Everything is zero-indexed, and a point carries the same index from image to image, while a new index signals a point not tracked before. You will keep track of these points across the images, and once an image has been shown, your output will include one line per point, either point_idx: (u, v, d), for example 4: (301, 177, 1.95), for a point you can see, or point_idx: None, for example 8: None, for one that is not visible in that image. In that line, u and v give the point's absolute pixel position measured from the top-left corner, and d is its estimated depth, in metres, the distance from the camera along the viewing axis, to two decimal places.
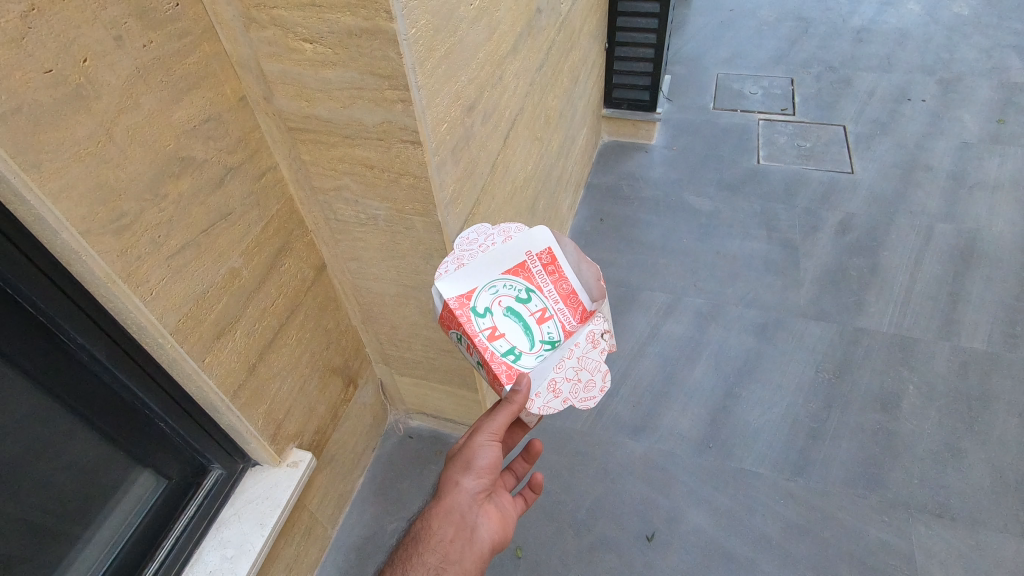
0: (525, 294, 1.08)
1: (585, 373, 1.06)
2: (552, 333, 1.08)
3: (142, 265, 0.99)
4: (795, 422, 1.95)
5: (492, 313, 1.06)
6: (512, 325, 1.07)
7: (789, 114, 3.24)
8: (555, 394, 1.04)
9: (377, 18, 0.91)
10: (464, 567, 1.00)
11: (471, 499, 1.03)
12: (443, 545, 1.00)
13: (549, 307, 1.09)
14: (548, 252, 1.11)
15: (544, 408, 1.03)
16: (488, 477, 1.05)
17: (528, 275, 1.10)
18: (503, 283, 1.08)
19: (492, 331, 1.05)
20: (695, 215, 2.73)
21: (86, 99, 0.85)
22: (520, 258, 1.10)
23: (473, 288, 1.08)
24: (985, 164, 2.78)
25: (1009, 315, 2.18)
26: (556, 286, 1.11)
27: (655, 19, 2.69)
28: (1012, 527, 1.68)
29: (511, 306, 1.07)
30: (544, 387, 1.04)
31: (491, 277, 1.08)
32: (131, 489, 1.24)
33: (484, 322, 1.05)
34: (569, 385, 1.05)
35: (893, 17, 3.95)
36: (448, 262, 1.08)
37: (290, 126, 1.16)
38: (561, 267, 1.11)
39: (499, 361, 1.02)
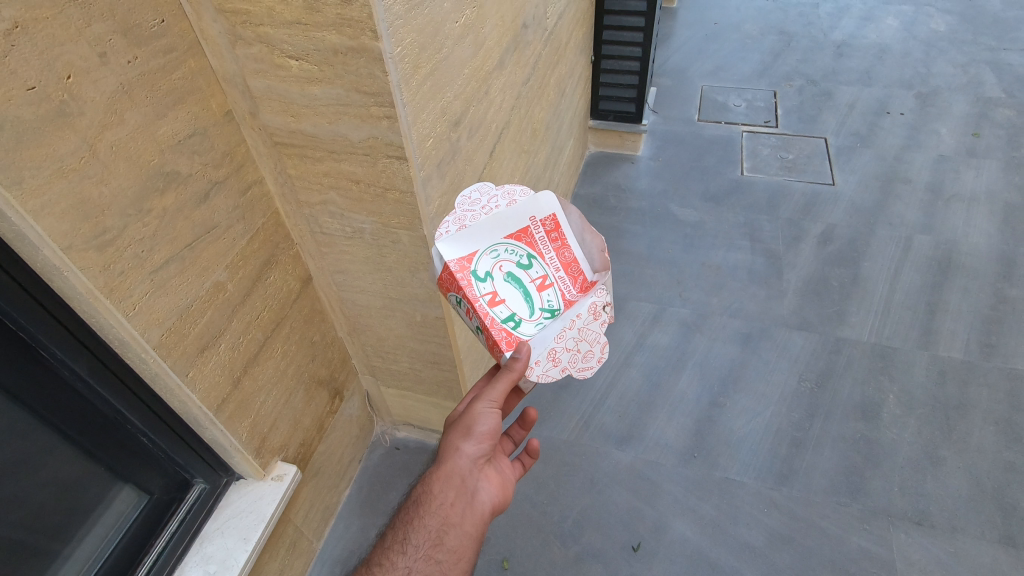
0: (528, 261, 1.02)
1: (585, 343, 1.02)
2: (552, 302, 1.02)
3: (126, 280, 0.98)
4: (779, 431, 1.98)
5: (492, 278, 0.99)
6: (513, 292, 1.00)
7: (773, 126, 3.30)
8: (554, 363, 1.00)
9: (362, 37, 0.92)
10: (465, 530, 1.00)
11: (472, 464, 1.03)
12: (444, 509, 1.00)
13: (551, 275, 1.03)
14: (553, 218, 1.03)
15: (542, 376, 0.99)
16: (488, 442, 1.04)
17: (531, 241, 1.02)
18: (506, 249, 1.01)
19: (492, 297, 0.99)
20: (680, 225, 2.77)
21: (70, 116, 0.85)
22: (523, 222, 1.02)
23: (475, 251, 1.00)
24: (961, 177, 2.85)
25: (985, 324, 2.23)
26: (558, 253, 1.04)
27: (640, 33, 2.73)
28: (989, 534, 1.71)
29: (512, 272, 1.01)
30: (543, 355, 1.00)
31: (492, 241, 1.00)
32: (112, 505, 1.23)
33: (484, 287, 0.98)
34: (568, 354, 1.01)
35: (872, 32, 4.04)
36: (449, 222, 0.99)
37: (276, 141, 1.17)
38: (564, 236, 1.04)
39: (500, 328, 0.97)
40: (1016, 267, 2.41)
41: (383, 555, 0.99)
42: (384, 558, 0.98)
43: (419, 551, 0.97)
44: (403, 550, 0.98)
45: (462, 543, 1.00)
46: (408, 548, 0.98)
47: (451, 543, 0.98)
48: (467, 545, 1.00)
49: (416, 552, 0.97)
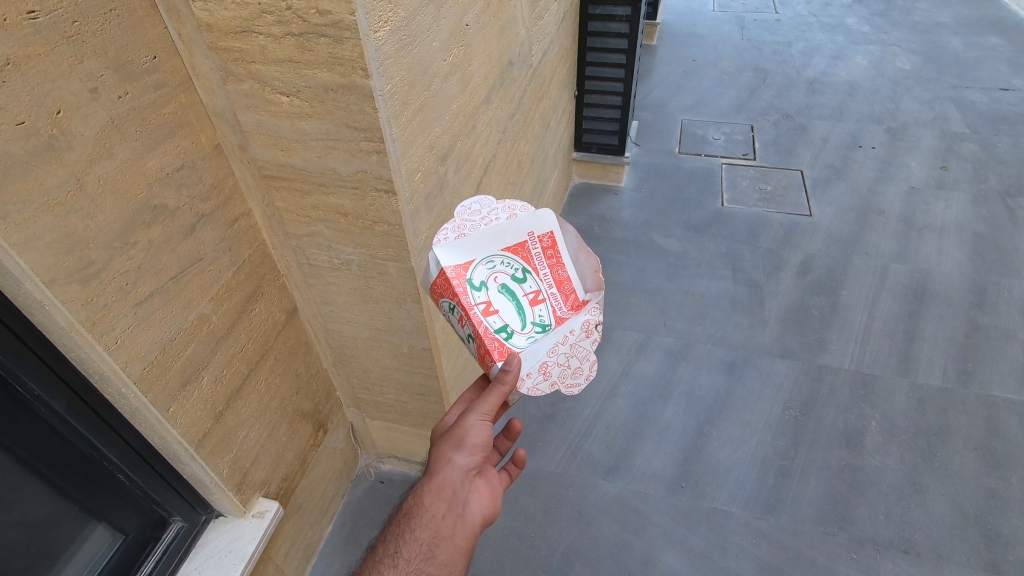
0: (523, 275, 1.00)
1: (575, 360, 1.00)
2: (544, 317, 1.00)
3: (108, 313, 0.97)
4: (765, 460, 1.98)
5: (487, 288, 0.98)
6: (506, 303, 0.99)
7: (750, 159, 3.40)
8: (544, 376, 0.98)
9: (353, 75, 0.94)
10: (456, 543, 0.97)
11: (463, 475, 1.00)
12: (435, 522, 0.96)
13: (544, 290, 1.01)
14: (551, 235, 1.01)
15: (532, 390, 0.97)
16: (480, 453, 1.02)
17: (527, 255, 1.01)
18: (502, 261, 0.99)
19: (486, 307, 0.97)
20: (663, 255, 2.81)
21: (58, 149, 0.85)
22: (522, 235, 1.00)
23: (471, 260, 0.98)
24: (932, 208, 2.95)
25: (960, 352, 2.28)
26: (553, 270, 1.02)
27: (622, 69, 2.82)
28: (973, 561, 1.72)
29: (506, 285, 0.99)
30: (535, 368, 0.98)
31: (489, 252, 0.99)
32: (84, 546, 1.18)
33: (479, 297, 0.97)
34: (559, 369, 0.99)
35: (842, 70, 4.22)
36: (447, 229, 0.99)
37: (264, 174, 1.18)
38: (560, 253, 1.02)
39: (492, 337, 0.96)
40: (987, 296, 2.49)
41: (371, 568, 0.93)
42: (372, 572, 0.93)
43: (410, 565, 0.93)
44: (393, 565, 0.93)
45: (454, 557, 0.96)
46: (398, 562, 0.93)
47: (442, 556, 0.95)
48: (458, 558, 0.96)
49: (406, 566, 0.93)
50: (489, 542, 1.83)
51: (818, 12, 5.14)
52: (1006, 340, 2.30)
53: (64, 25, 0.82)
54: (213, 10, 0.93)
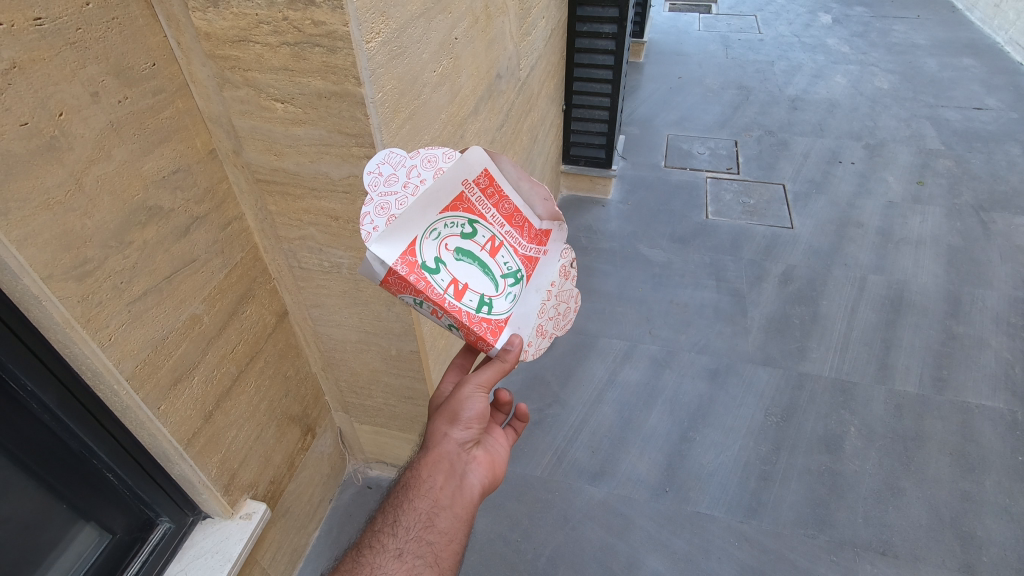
0: (472, 229, 0.87)
1: (564, 305, 0.98)
2: (510, 264, 0.91)
3: (103, 311, 0.99)
4: (747, 465, 2.02)
5: (445, 264, 0.85)
6: (471, 271, 0.88)
7: (734, 173, 3.48)
8: (541, 335, 0.96)
9: (345, 83, 0.99)
10: (455, 512, 1.00)
11: (460, 448, 1.03)
12: (434, 492, 0.99)
13: (497, 235, 0.90)
14: (486, 173, 0.86)
15: (535, 355, 0.96)
16: (476, 426, 1.05)
17: (468, 206, 0.86)
18: (445, 225, 0.84)
19: (456, 289, 0.86)
20: (649, 265, 2.87)
21: (59, 150, 0.88)
22: (455, 190, 0.84)
23: (413, 240, 0.82)
24: (909, 222, 3.03)
25: (936, 360, 2.34)
26: (497, 207, 0.90)
27: (609, 84, 2.89)
28: (949, 562, 1.76)
29: (459, 248, 0.87)
30: (531, 334, 0.95)
31: (428, 222, 0.83)
32: (71, 546, 1.18)
33: (442, 281, 0.84)
34: (552, 322, 0.97)
35: (822, 88, 4.35)
36: (372, 216, 0.78)
37: (258, 178, 1.21)
38: (500, 186, 0.89)
39: (477, 321, 0.88)
40: (961, 306, 2.56)
41: (372, 537, 0.98)
42: (374, 540, 0.97)
43: (410, 533, 0.97)
44: (393, 532, 0.97)
45: (453, 525, 0.99)
46: (399, 530, 0.97)
47: (442, 524, 0.98)
48: (457, 527, 1.00)
49: (406, 534, 0.97)
50: (475, 547, 1.85)
51: (799, 33, 5.30)
52: (980, 349, 2.37)
53: (67, 31, 0.85)
54: (212, 19, 0.97)
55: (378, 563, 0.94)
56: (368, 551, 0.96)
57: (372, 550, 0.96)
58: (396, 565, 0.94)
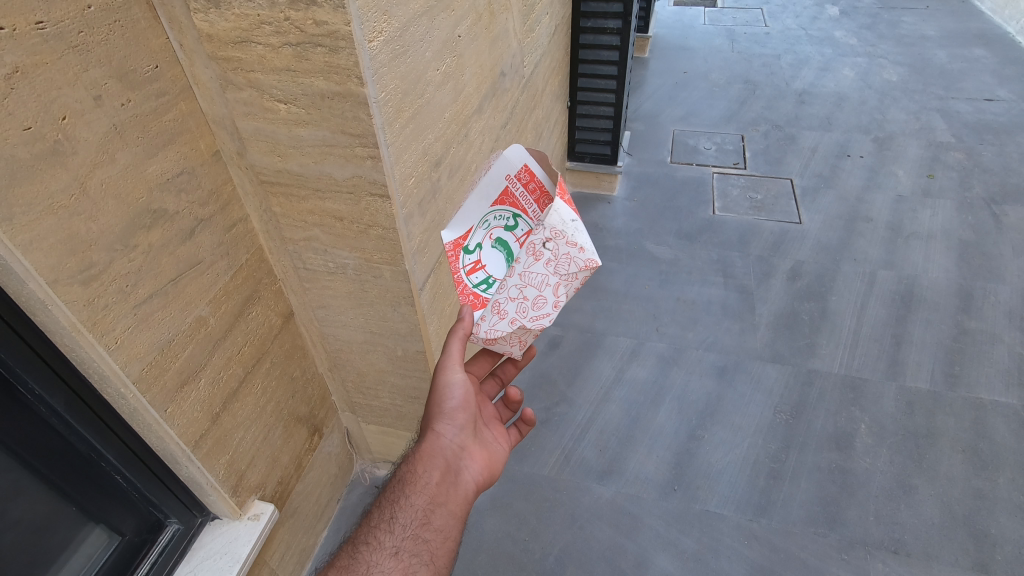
0: (513, 222, 1.06)
1: (531, 290, 1.03)
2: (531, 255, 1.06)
3: (109, 315, 0.99)
4: (756, 463, 2.01)
5: (480, 248, 1.07)
6: (497, 255, 1.08)
7: (741, 168, 3.45)
8: (502, 316, 1.05)
9: (349, 83, 0.98)
10: (450, 509, 1.03)
11: (451, 442, 1.08)
12: (430, 487, 1.03)
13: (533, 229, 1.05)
14: (526, 169, 1.02)
15: (489, 330, 1.05)
16: (462, 416, 1.11)
17: (512, 201, 1.05)
18: (493, 217, 1.06)
19: (474, 266, 1.07)
20: (655, 262, 2.85)
21: (63, 154, 0.88)
22: (499, 183, 1.03)
23: (470, 228, 1.06)
24: (919, 216, 3.00)
25: (947, 355, 2.31)
26: (539, 204, 1.05)
27: (614, 80, 2.87)
28: (962, 561, 1.74)
29: (499, 237, 1.07)
30: (490, 310, 1.06)
31: (481, 212, 1.06)
32: (80, 548, 1.19)
33: (469, 258, 1.07)
34: (515, 305, 1.04)
35: (830, 82, 4.31)
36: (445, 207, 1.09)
37: (262, 180, 1.21)
38: (541, 184, 1.03)
39: (468, 291, 1.07)
40: (973, 301, 2.53)
41: (369, 534, 0.98)
42: (371, 536, 0.98)
43: (407, 530, 0.98)
44: (390, 529, 0.98)
45: (448, 522, 1.02)
46: (396, 527, 0.98)
47: (438, 520, 1.01)
48: (452, 524, 1.02)
49: (403, 531, 0.98)
50: (483, 546, 1.85)
51: (806, 26, 5.25)
52: (993, 344, 2.34)
53: (70, 35, 0.85)
54: (214, 21, 0.96)
55: (374, 561, 0.94)
56: (365, 547, 0.96)
57: (369, 546, 0.96)
58: (393, 563, 0.94)
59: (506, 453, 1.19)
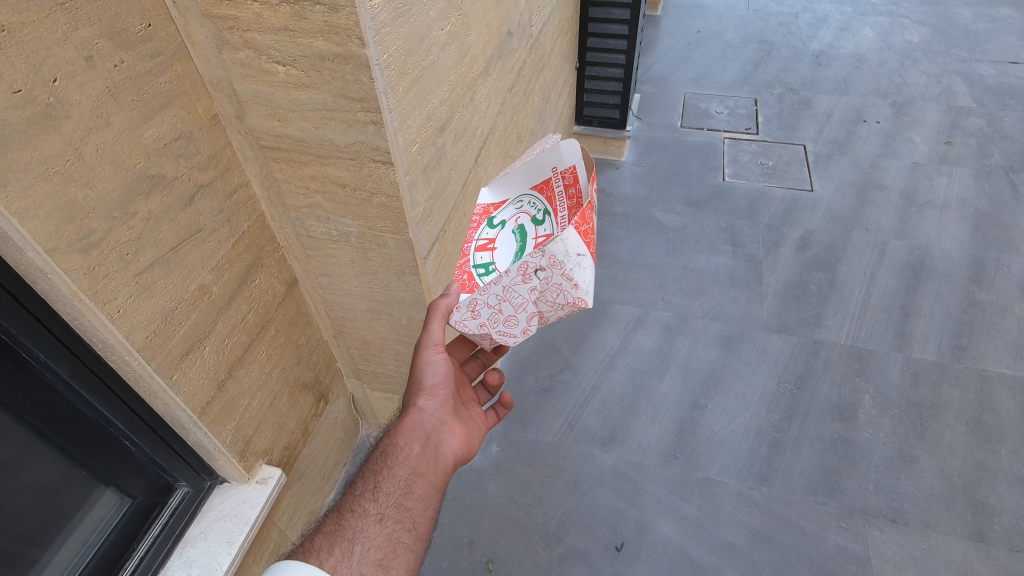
0: (542, 217, 1.08)
1: (506, 305, 1.00)
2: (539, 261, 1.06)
3: (110, 283, 0.98)
4: (758, 432, 2.02)
5: (501, 227, 1.09)
6: (511, 242, 1.09)
7: (753, 133, 3.37)
8: (474, 316, 1.03)
9: (349, 44, 0.94)
10: (431, 479, 1.08)
11: (431, 416, 1.12)
12: (411, 459, 1.07)
13: (552, 234, 1.06)
14: (573, 171, 1.02)
15: (461, 322, 1.04)
16: (440, 392, 1.14)
17: (549, 194, 1.07)
18: (527, 202, 1.08)
19: (487, 243, 1.09)
20: (663, 230, 2.81)
21: (56, 119, 0.85)
22: (546, 171, 1.05)
23: (504, 199, 1.09)
24: (935, 184, 2.93)
25: (956, 327, 2.29)
26: (569, 211, 1.06)
27: (624, 40, 2.76)
28: (959, 530, 1.76)
29: (523, 226, 1.09)
30: (465, 306, 1.03)
31: (519, 192, 1.08)
32: (92, 511, 1.21)
33: (487, 233, 1.10)
34: (488, 312, 1.02)
35: (849, 42, 4.15)
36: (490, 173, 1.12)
37: (262, 145, 1.18)
38: (580, 192, 1.04)
39: (465, 270, 1.10)
40: (986, 272, 2.49)
41: (354, 502, 1.03)
42: (355, 505, 1.03)
43: (390, 499, 1.03)
44: (374, 498, 1.03)
45: (428, 492, 1.07)
46: (379, 496, 1.03)
47: (419, 491, 1.05)
48: (432, 494, 1.07)
49: (386, 500, 1.02)
50: (487, 510, 1.88)
51: None
52: (1003, 316, 2.32)
53: None
54: None
55: (360, 526, 0.99)
56: (350, 514, 1.01)
57: (354, 513, 1.01)
58: (377, 529, 0.99)
59: (486, 433, 1.24)
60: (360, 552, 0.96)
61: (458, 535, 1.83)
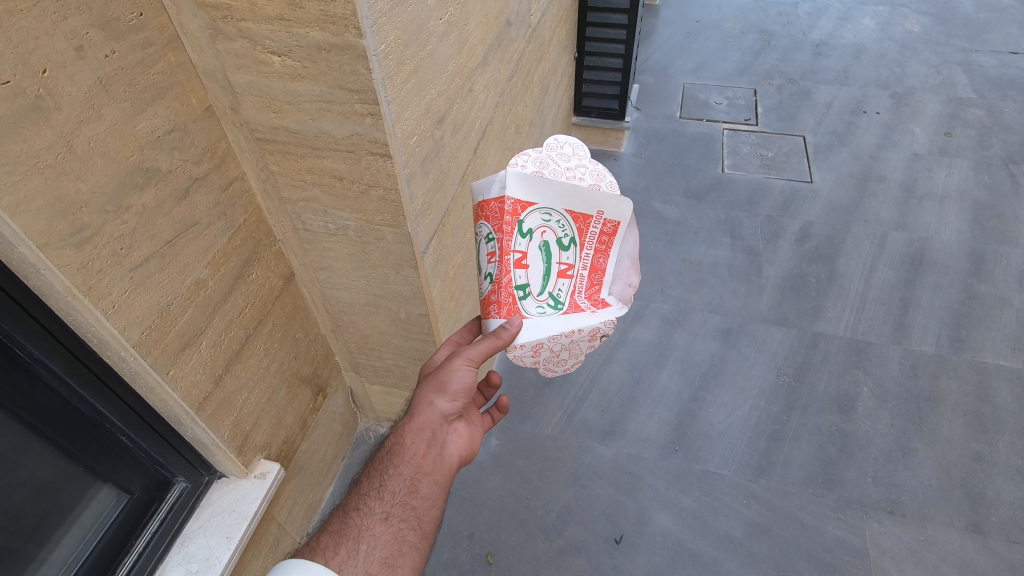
0: (568, 245, 1.10)
1: (566, 352, 1.12)
2: (561, 292, 1.12)
3: (104, 278, 0.97)
4: (757, 425, 2.02)
5: (531, 239, 1.09)
6: (539, 261, 1.10)
7: (753, 124, 3.34)
8: (533, 353, 1.11)
9: (346, 34, 0.92)
10: (435, 479, 1.07)
11: (442, 418, 1.11)
12: (416, 458, 1.06)
13: (575, 267, 1.11)
14: (614, 226, 1.07)
15: (519, 357, 1.10)
16: (460, 399, 1.13)
17: (582, 228, 1.08)
18: (559, 222, 1.08)
19: (520, 258, 1.09)
20: (662, 222, 2.80)
21: (46, 111, 0.83)
22: (592, 207, 1.06)
23: (533, 203, 1.06)
24: (934, 175, 2.92)
25: (955, 319, 2.29)
26: (595, 254, 1.10)
27: (624, 30, 2.74)
28: (957, 522, 1.77)
29: (547, 244, 1.10)
30: (529, 346, 1.09)
31: (554, 207, 1.07)
32: (90, 506, 1.20)
33: (520, 245, 1.09)
34: (548, 352, 1.11)
35: (849, 32, 4.12)
36: (529, 163, 1.08)
37: (258, 137, 1.16)
38: (612, 243, 1.09)
39: (509, 292, 1.10)
40: (984, 264, 2.49)
41: (359, 501, 1.03)
42: (361, 503, 1.02)
43: (395, 497, 1.02)
44: (379, 497, 1.02)
45: (434, 491, 1.06)
46: (384, 495, 1.03)
47: (424, 490, 1.04)
48: (438, 492, 1.07)
49: (391, 498, 1.02)
50: (487, 503, 1.88)
51: None
52: (1002, 308, 2.32)
53: None
54: None
55: (365, 525, 0.99)
56: (355, 513, 1.01)
57: (359, 512, 1.01)
58: (382, 527, 0.99)
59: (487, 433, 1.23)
60: (366, 551, 0.96)
61: (458, 528, 1.83)
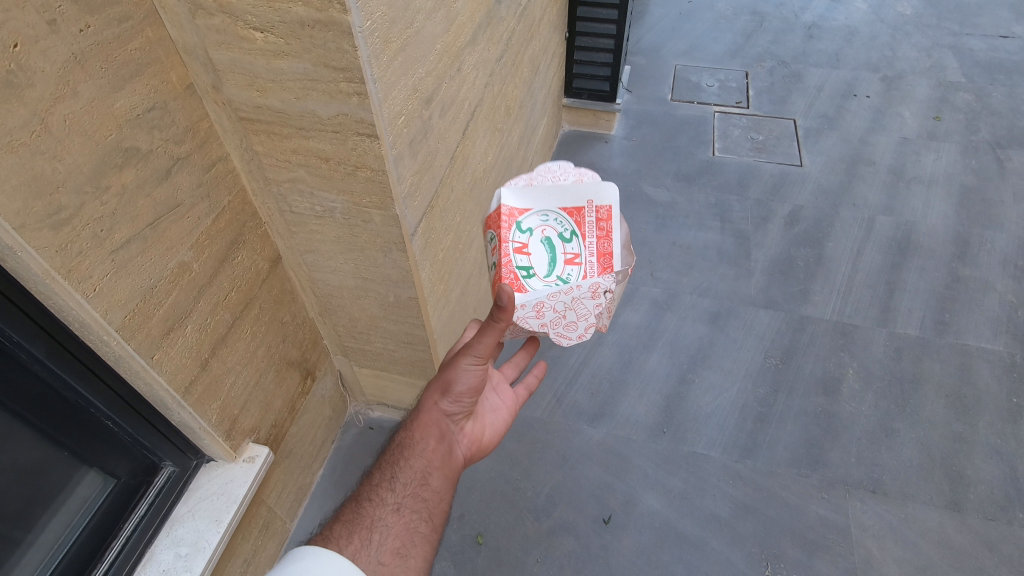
0: (569, 236, 1.12)
1: (572, 314, 1.08)
2: (569, 276, 1.10)
3: (84, 261, 0.95)
4: (744, 406, 2.04)
5: (531, 233, 1.11)
6: (543, 252, 1.10)
7: (744, 107, 3.33)
8: (538, 315, 1.07)
9: (331, 9, 0.89)
10: (444, 473, 1.08)
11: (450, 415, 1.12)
12: (426, 452, 1.07)
13: (581, 255, 1.11)
14: (608, 210, 1.12)
15: (522, 318, 1.06)
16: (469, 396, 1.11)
17: (579, 220, 1.12)
18: (556, 219, 1.12)
19: (521, 247, 1.10)
20: (652, 205, 2.79)
21: (19, 87, 0.80)
22: (582, 198, 1.12)
23: (528, 208, 1.12)
24: (922, 159, 2.94)
25: (939, 302, 2.32)
26: (597, 241, 1.12)
27: (615, 10, 2.71)
28: (936, 500, 1.81)
29: (549, 238, 1.12)
30: (532, 304, 1.06)
31: (548, 207, 1.12)
32: (76, 491, 1.19)
33: (519, 236, 1.10)
34: (553, 314, 1.08)
35: (841, 14, 4.10)
36: (520, 180, 1.15)
37: (241, 116, 1.13)
38: (611, 229, 1.12)
39: (511, 271, 1.08)
40: (969, 248, 2.51)
41: (371, 491, 1.03)
42: (372, 493, 1.03)
43: (406, 489, 1.03)
44: (391, 488, 1.03)
45: (443, 484, 1.07)
46: (395, 486, 1.04)
47: (434, 483, 1.05)
48: (447, 486, 1.08)
49: (403, 490, 1.03)
50: (477, 485, 1.89)
51: None
52: (985, 291, 2.35)
53: None
54: None
55: (378, 515, 0.99)
56: (368, 503, 1.01)
57: (371, 502, 1.01)
58: (394, 518, 0.99)
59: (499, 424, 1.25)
60: (378, 540, 0.96)
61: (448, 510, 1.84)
